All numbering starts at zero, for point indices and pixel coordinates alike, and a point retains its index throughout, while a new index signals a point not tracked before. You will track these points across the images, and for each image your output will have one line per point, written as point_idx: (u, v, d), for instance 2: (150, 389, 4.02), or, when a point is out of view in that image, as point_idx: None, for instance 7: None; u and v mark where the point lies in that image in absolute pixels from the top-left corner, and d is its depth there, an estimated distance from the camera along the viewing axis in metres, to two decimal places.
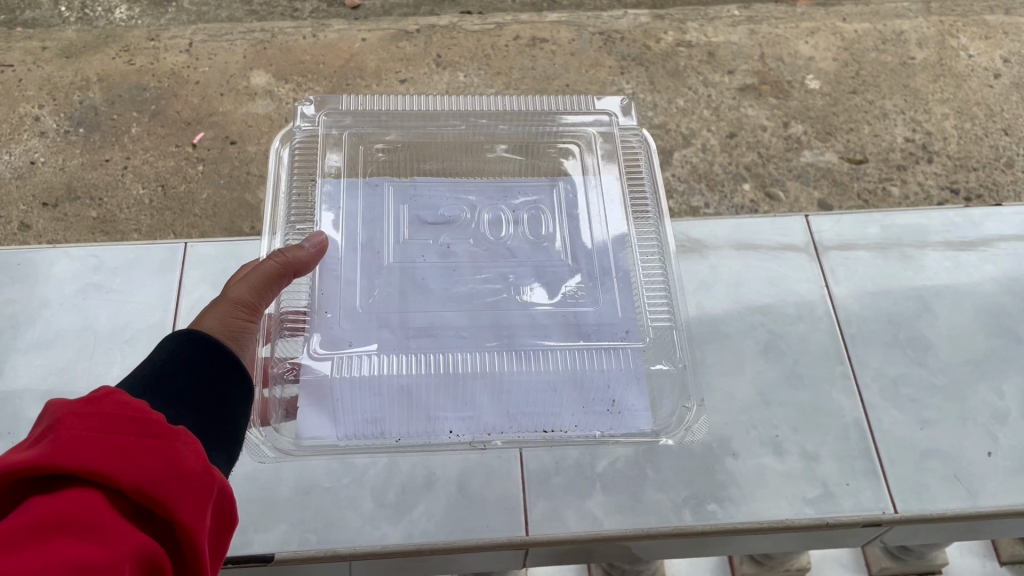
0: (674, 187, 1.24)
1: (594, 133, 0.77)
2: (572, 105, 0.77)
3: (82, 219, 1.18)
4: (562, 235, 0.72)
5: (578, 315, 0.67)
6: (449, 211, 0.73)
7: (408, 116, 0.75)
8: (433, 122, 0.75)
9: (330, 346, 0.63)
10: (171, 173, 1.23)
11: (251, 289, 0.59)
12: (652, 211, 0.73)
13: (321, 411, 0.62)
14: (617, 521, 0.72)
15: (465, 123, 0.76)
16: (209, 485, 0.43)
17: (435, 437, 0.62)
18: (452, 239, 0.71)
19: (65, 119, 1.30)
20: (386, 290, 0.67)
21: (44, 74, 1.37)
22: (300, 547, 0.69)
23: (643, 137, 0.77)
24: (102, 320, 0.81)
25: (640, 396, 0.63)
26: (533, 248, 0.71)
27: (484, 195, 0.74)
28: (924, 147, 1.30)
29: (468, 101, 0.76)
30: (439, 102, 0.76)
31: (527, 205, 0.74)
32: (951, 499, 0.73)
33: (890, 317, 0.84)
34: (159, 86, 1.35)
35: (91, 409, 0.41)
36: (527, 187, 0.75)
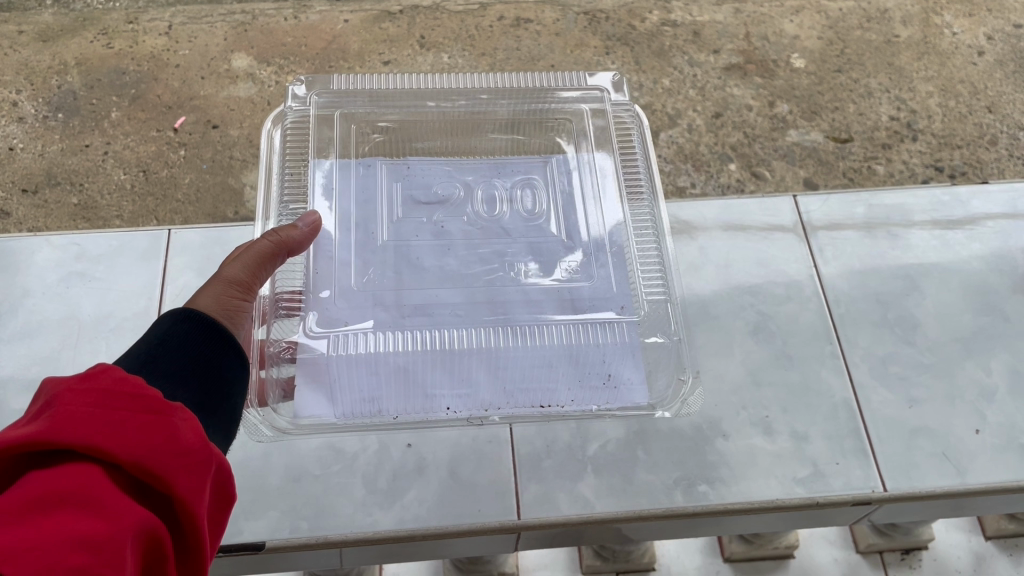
0: (661, 168, 1.25)
1: (585, 109, 0.76)
2: (563, 82, 0.77)
3: (62, 206, 1.17)
4: (552, 211, 0.72)
5: (570, 290, 0.67)
6: (442, 192, 0.73)
7: (402, 93, 0.74)
8: (429, 98, 0.75)
9: (327, 325, 0.62)
10: (153, 158, 1.22)
11: (246, 269, 0.59)
12: (643, 183, 0.73)
13: (319, 390, 0.61)
14: (609, 503, 0.72)
15: (467, 104, 0.75)
16: (208, 460, 0.43)
17: (432, 414, 0.61)
18: (446, 219, 0.71)
19: (43, 105, 1.28)
20: (381, 269, 0.66)
21: (21, 58, 1.34)
22: (291, 535, 0.69)
23: (634, 113, 0.76)
24: (86, 309, 0.80)
25: (637, 370, 0.63)
26: (526, 226, 0.72)
27: (477, 174, 0.74)
28: (908, 125, 1.30)
29: (463, 79, 0.75)
30: (433, 81, 0.75)
31: (518, 185, 0.74)
32: (940, 477, 0.74)
33: (879, 296, 0.84)
34: (138, 70, 1.33)
35: (89, 385, 0.41)
36: (520, 166, 0.75)
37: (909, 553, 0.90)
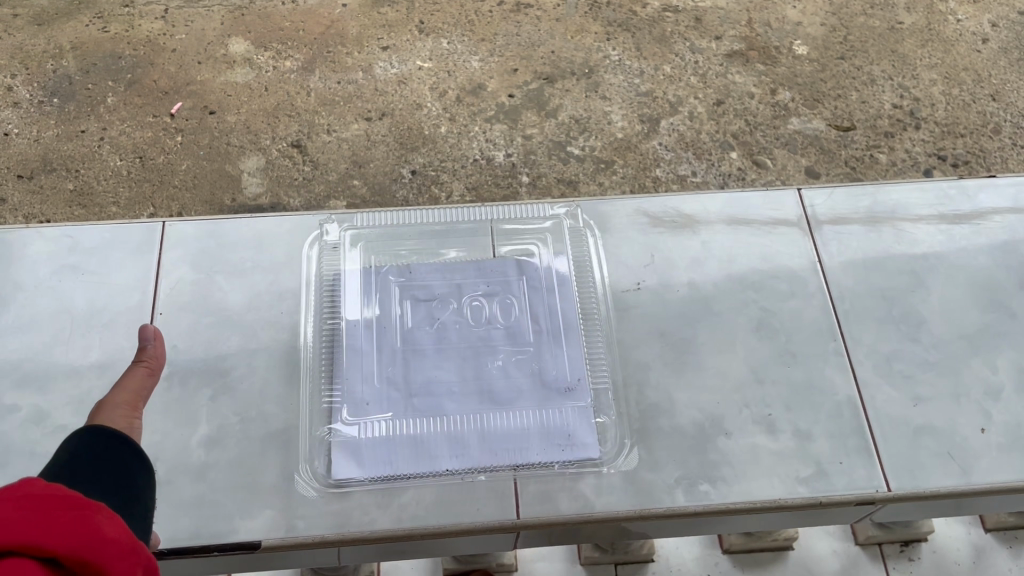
0: (663, 156, 1.45)
1: (549, 232, 0.84)
2: (528, 213, 0.86)
3: (131, 194, 1.37)
4: (526, 303, 0.79)
5: (539, 365, 0.75)
6: (443, 288, 0.79)
7: (405, 229, 0.84)
8: (421, 230, 0.84)
9: (356, 412, 0.73)
10: (207, 155, 1.42)
11: (130, 392, 0.64)
12: (596, 287, 0.81)
13: (348, 457, 0.71)
14: (610, 502, 0.70)
15: (448, 225, 0.84)
16: (133, 549, 0.46)
17: (437, 475, 0.70)
18: (442, 310, 0.78)
19: (101, 109, 1.46)
20: (393, 355, 0.75)
21: (74, 65, 1.51)
22: (287, 534, 0.68)
23: (593, 234, 0.85)
24: (80, 302, 0.79)
25: (592, 432, 0.73)
26: (507, 330, 0.77)
27: (467, 274, 0.79)
28: (912, 113, 1.51)
29: (449, 213, 0.85)
30: (426, 215, 0.85)
31: (496, 289, 0.79)
32: (945, 476, 0.73)
33: (884, 292, 0.82)
34: (178, 72, 1.51)
35: (17, 491, 0.44)
36: (500, 267, 0.80)
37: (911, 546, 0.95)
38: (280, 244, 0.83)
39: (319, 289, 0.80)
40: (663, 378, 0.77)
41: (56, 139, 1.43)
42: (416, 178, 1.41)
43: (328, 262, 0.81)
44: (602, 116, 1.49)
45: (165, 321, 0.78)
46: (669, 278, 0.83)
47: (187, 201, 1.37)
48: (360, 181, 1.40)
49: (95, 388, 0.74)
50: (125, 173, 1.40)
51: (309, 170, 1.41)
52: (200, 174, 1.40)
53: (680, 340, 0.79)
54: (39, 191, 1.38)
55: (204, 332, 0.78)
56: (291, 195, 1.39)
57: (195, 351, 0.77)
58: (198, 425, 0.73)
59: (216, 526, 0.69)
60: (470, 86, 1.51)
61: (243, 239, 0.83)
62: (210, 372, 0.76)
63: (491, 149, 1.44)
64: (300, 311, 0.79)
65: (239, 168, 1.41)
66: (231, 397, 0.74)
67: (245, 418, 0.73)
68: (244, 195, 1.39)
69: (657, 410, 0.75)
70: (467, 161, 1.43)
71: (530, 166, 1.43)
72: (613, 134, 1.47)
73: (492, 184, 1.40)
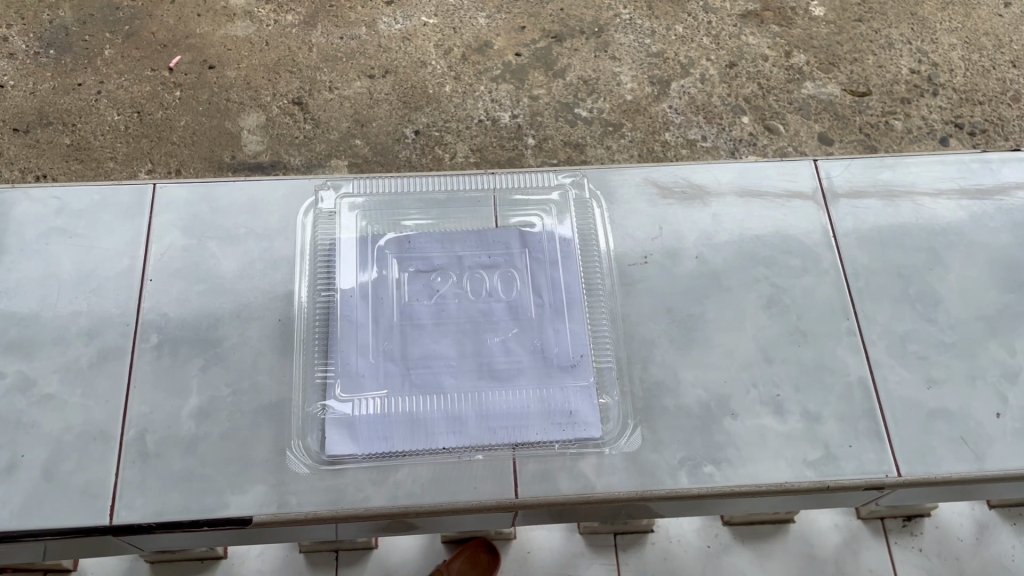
0: (672, 120, 1.41)
1: (552, 203, 0.80)
2: (532, 182, 0.82)
3: (128, 151, 1.35)
4: (529, 276, 0.75)
5: (542, 340, 0.73)
6: (442, 260, 0.76)
7: (405, 197, 0.80)
8: (421, 200, 0.80)
9: (350, 386, 0.70)
10: (203, 111, 1.39)
11: None
12: (601, 260, 0.78)
13: (343, 433, 0.69)
14: (611, 483, 0.68)
15: (450, 194, 0.80)
16: None
17: (434, 453, 0.68)
18: (442, 282, 0.75)
19: (97, 62, 1.42)
20: (389, 328, 0.72)
21: (69, 14, 1.46)
22: (279, 510, 0.67)
23: (599, 203, 0.81)
24: (66, 267, 0.76)
25: (593, 408, 0.70)
26: (508, 302, 0.74)
27: (466, 246, 0.76)
28: (929, 79, 1.47)
29: (451, 181, 0.81)
30: (426, 182, 0.81)
31: (497, 263, 0.76)
32: (957, 462, 0.70)
33: (900, 269, 0.79)
34: (177, 24, 1.46)
35: None
36: (501, 238, 0.77)
37: (911, 521, 1.02)
38: (274, 208, 0.80)
39: (313, 258, 0.77)
40: (669, 356, 0.74)
41: (52, 92, 1.39)
42: (419, 139, 1.37)
43: (322, 229, 0.78)
44: (611, 77, 1.45)
45: (155, 288, 0.76)
46: (678, 252, 0.79)
47: (186, 157, 1.35)
48: (362, 141, 1.37)
49: (83, 356, 0.72)
50: (122, 128, 1.36)
51: (311, 128, 1.37)
52: (199, 131, 1.37)
53: (687, 317, 0.76)
54: (35, 146, 1.35)
55: (195, 300, 0.75)
56: (292, 154, 1.36)
57: (186, 320, 0.74)
58: (188, 396, 0.71)
59: (206, 500, 0.67)
60: (476, 44, 1.47)
61: (236, 203, 0.80)
62: (200, 341, 0.73)
63: (496, 109, 1.40)
64: (294, 280, 0.76)
65: (238, 126, 1.38)
66: (222, 368, 0.72)
67: (237, 390, 0.71)
68: (244, 152, 1.36)
69: (662, 389, 0.73)
70: (472, 122, 1.39)
71: (537, 128, 1.39)
72: (622, 96, 1.43)
73: (497, 146, 1.37)
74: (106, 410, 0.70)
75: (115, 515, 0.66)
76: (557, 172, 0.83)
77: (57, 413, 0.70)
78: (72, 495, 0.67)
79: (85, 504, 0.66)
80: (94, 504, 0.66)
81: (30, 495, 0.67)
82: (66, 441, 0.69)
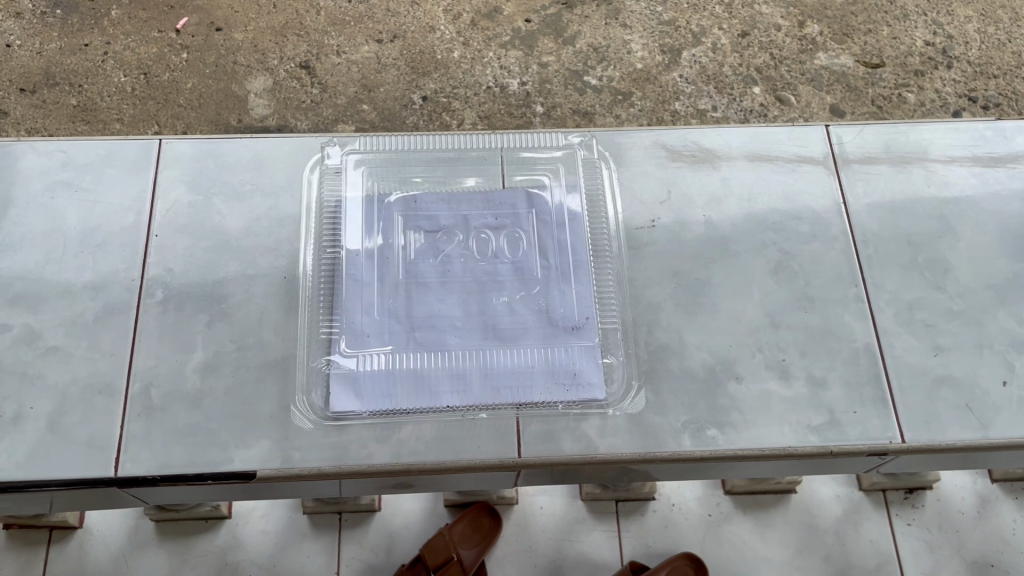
0: (683, 89, 1.40)
1: (559, 165, 0.79)
2: (539, 142, 0.81)
3: (134, 112, 1.34)
4: (535, 238, 0.75)
5: (547, 301, 0.72)
6: (448, 220, 0.75)
7: (411, 155, 0.79)
8: (427, 158, 0.79)
9: (354, 343, 0.70)
10: (210, 73, 1.38)
11: None
12: (608, 223, 0.77)
13: (347, 389, 0.68)
14: (614, 444, 0.68)
15: (457, 153, 0.79)
16: None
17: (437, 412, 0.68)
18: (449, 242, 0.74)
19: (104, 23, 1.41)
20: (394, 287, 0.72)
21: None
22: (282, 465, 0.67)
23: (607, 166, 0.81)
24: (72, 221, 0.76)
25: (598, 369, 0.70)
26: (513, 263, 0.74)
27: (473, 207, 0.76)
28: (944, 51, 1.45)
29: (457, 139, 0.80)
30: (432, 140, 0.80)
31: (503, 224, 0.75)
32: (962, 430, 0.70)
33: (910, 237, 0.78)
34: None
35: None
36: (508, 199, 0.76)
37: (913, 494, 1.03)
38: (279, 166, 0.79)
39: (319, 217, 0.76)
40: (675, 320, 0.74)
41: (59, 52, 1.38)
42: (427, 105, 1.36)
43: (328, 187, 0.77)
44: (621, 45, 1.43)
45: (160, 244, 0.75)
46: (686, 216, 0.79)
47: (192, 119, 1.34)
48: (370, 106, 1.36)
49: (88, 310, 0.72)
50: (129, 89, 1.36)
51: (318, 92, 1.37)
52: (206, 93, 1.36)
53: (694, 281, 0.76)
54: (42, 106, 1.34)
55: (200, 257, 0.75)
56: (298, 118, 1.35)
57: (191, 276, 0.74)
58: (193, 351, 0.71)
59: (210, 454, 0.67)
60: (485, 9, 1.45)
61: (242, 160, 0.79)
62: (206, 297, 0.73)
63: (505, 76, 1.39)
64: (300, 239, 0.76)
65: (245, 89, 1.37)
66: (227, 324, 0.72)
67: (242, 346, 0.71)
68: (251, 115, 1.35)
69: (667, 352, 0.72)
70: (480, 88, 1.38)
71: (545, 95, 1.38)
72: (632, 64, 1.41)
73: (505, 114, 1.36)
74: (111, 364, 0.70)
75: (120, 467, 0.67)
76: (566, 133, 0.81)
77: (63, 366, 0.70)
78: (77, 447, 0.67)
79: (90, 456, 0.67)
80: (99, 456, 0.67)
81: (36, 446, 0.67)
82: (71, 394, 0.69)
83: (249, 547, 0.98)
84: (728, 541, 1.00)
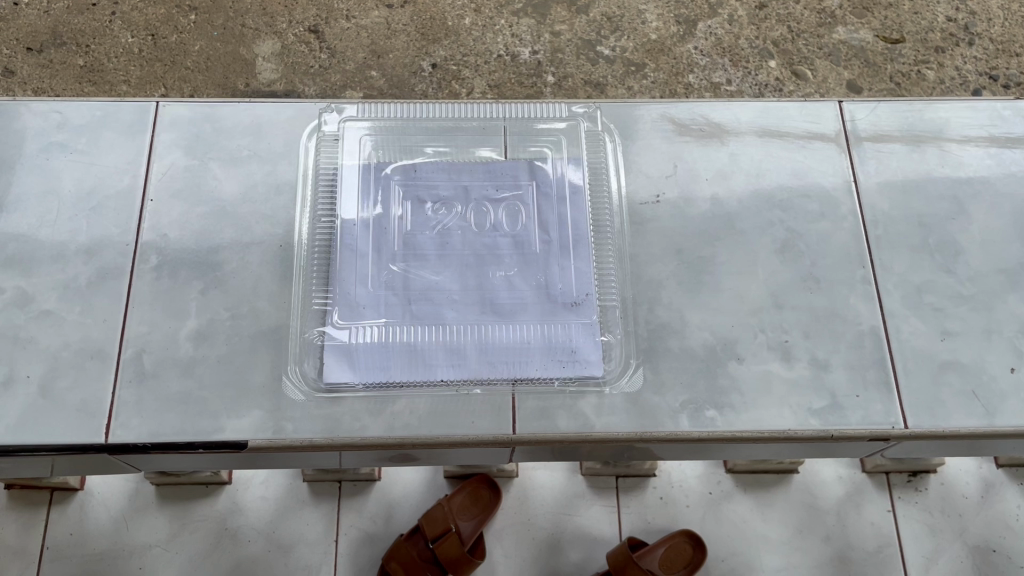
0: (697, 62, 1.37)
1: (562, 137, 0.77)
2: (544, 113, 0.78)
3: (139, 73, 1.32)
4: (536, 212, 0.73)
5: (547, 277, 0.71)
6: (448, 190, 0.73)
7: (412, 124, 0.77)
8: (427, 128, 0.77)
9: (349, 315, 0.69)
10: (221, 37, 1.36)
11: None
12: (611, 198, 0.76)
13: (341, 361, 0.67)
14: (611, 423, 0.67)
15: (459, 122, 0.77)
16: None
17: (432, 386, 0.67)
18: (447, 214, 0.73)
19: None
20: (392, 257, 0.71)
21: None
22: (274, 436, 0.66)
23: (612, 140, 0.79)
24: (67, 184, 0.75)
25: (596, 346, 0.69)
26: (513, 237, 0.72)
27: (474, 178, 0.74)
28: (966, 28, 1.41)
29: (459, 108, 0.77)
30: (433, 108, 0.78)
31: (504, 195, 0.74)
32: (967, 417, 0.69)
33: (922, 218, 0.76)
34: None
35: None
36: (509, 169, 0.74)
37: (916, 477, 1.02)
38: (277, 132, 0.78)
39: (315, 184, 0.75)
40: (676, 298, 0.72)
41: (66, 11, 1.36)
42: (436, 72, 1.34)
43: (325, 156, 0.75)
44: (636, 15, 1.40)
45: (155, 209, 0.74)
46: (691, 193, 0.77)
47: (199, 82, 1.32)
48: (378, 72, 1.34)
49: (81, 275, 0.71)
50: (136, 51, 1.34)
51: (327, 57, 1.34)
52: (214, 57, 1.34)
53: (698, 259, 0.74)
54: (49, 66, 1.32)
55: (196, 223, 0.74)
56: (306, 84, 1.33)
57: (186, 242, 0.73)
58: (186, 319, 0.70)
59: (202, 423, 0.67)
60: None
61: (240, 125, 0.78)
62: (200, 264, 0.72)
63: (516, 45, 1.36)
64: (297, 207, 0.75)
65: (253, 53, 1.35)
66: (221, 292, 0.71)
67: (236, 315, 0.70)
68: (258, 80, 1.33)
69: (667, 331, 0.71)
70: (491, 57, 1.35)
71: (557, 65, 1.35)
72: (646, 35, 1.38)
73: (515, 83, 1.33)
74: (104, 329, 0.69)
75: (111, 434, 0.66)
76: (572, 103, 0.79)
77: (55, 330, 0.69)
78: (68, 413, 0.66)
79: (81, 422, 0.66)
80: (90, 422, 0.66)
81: (26, 410, 0.66)
82: (63, 359, 0.68)
83: (247, 513, 0.98)
84: (727, 520, 0.99)
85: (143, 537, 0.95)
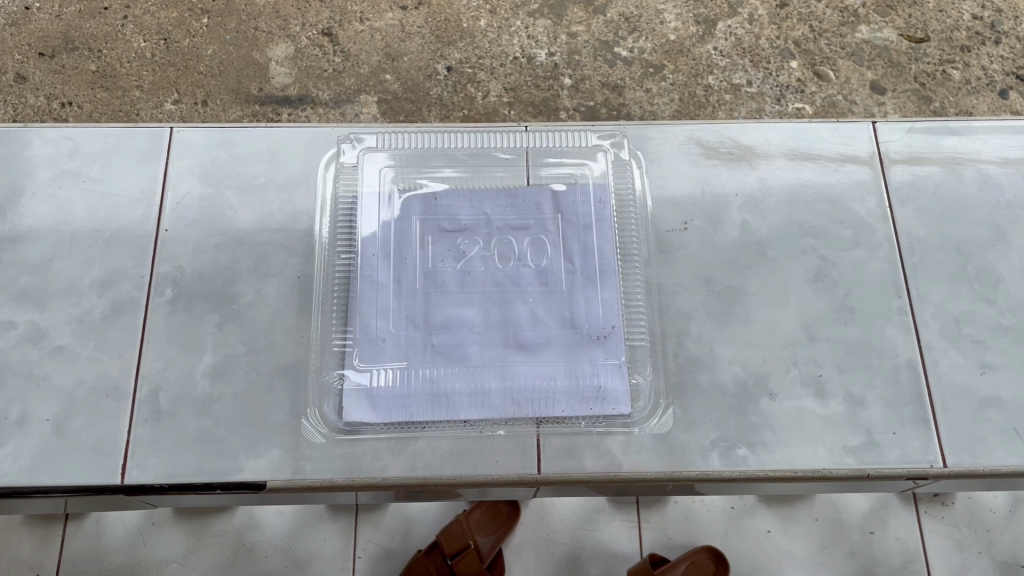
0: (716, 62, 1.19)
1: (597, 162, 0.74)
2: (567, 141, 0.75)
3: (132, 76, 1.15)
4: (560, 241, 0.70)
5: (573, 308, 0.67)
6: (469, 219, 0.71)
7: (432, 153, 0.74)
8: (447, 155, 0.74)
9: (369, 356, 0.65)
10: (232, 37, 1.19)
11: None
12: (638, 225, 0.72)
13: (362, 400, 0.64)
14: (638, 463, 0.66)
15: (477, 151, 0.75)
16: None
17: (454, 425, 0.65)
18: (469, 244, 0.70)
19: None
20: (412, 290, 0.67)
21: None
22: (294, 477, 0.65)
23: (637, 162, 0.77)
24: (81, 213, 0.73)
25: (622, 380, 0.65)
26: (537, 270, 0.69)
27: (496, 206, 0.71)
28: (992, 26, 1.24)
29: (479, 138, 0.75)
30: (453, 138, 0.75)
31: (526, 222, 0.71)
32: (1008, 455, 0.66)
33: (959, 245, 0.74)
34: None
35: None
36: (533, 196, 0.71)
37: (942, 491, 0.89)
38: (293, 159, 0.76)
39: (334, 213, 0.72)
40: (706, 331, 0.70)
41: (78, 15, 1.19)
42: (451, 76, 1.17)
43: (344, 184, 0.72)
44: (654, 15, 1.23)
45: (170, 239, 0.72)
46: (720, 218, 0.75)
47: (212, 88, 1.15)
48: (393, 76, 1.16)
49: (96, 308, 0.70)
50: (149, 56, 1.16)
51: (341, 61, 1.17)
52: (227, 61, 1.17)
53: (727, 289, 0.72)
54: (61, 71, 1.15)
55: (212, 253, 0.72)
56: (320, 88, 1.16)
57: (202, 273, 0.71)
58: (203, 354, 0.68)
59: (220, 463, 0.65)
60: None
61: (255, 151, 0.76)
62: (216, 296, 0.70)
63: (532, 46, 1.19)
64: (315, 237, 0.73)
65: (266, 57, 1.18)
66: (239, 325, 0.69)
67: (253, 349, 0.69)
68: (271, 85, 1.16)
69: (696, 364, 0.69)
70: (506, 58, 1.18)
71: (574, 67, 1.18)
72: (665, 36, 1.22)
73: (532, 87, 1.16)
74: (119, 365, 0.68)
75: (127, 475, 0.65)
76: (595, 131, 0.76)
77: (69, 367, 0.68)
78: (84, 453, 0.65)
79: (97, 463, 0.65)
80: (106, 462, 0.65)
81: (41, 451, 0.65)
82: (77, 397, 0.67)
83: (265, 528, 0.86)
84: (751, 535, 0.88)
85: (160, 552, 0.84)
